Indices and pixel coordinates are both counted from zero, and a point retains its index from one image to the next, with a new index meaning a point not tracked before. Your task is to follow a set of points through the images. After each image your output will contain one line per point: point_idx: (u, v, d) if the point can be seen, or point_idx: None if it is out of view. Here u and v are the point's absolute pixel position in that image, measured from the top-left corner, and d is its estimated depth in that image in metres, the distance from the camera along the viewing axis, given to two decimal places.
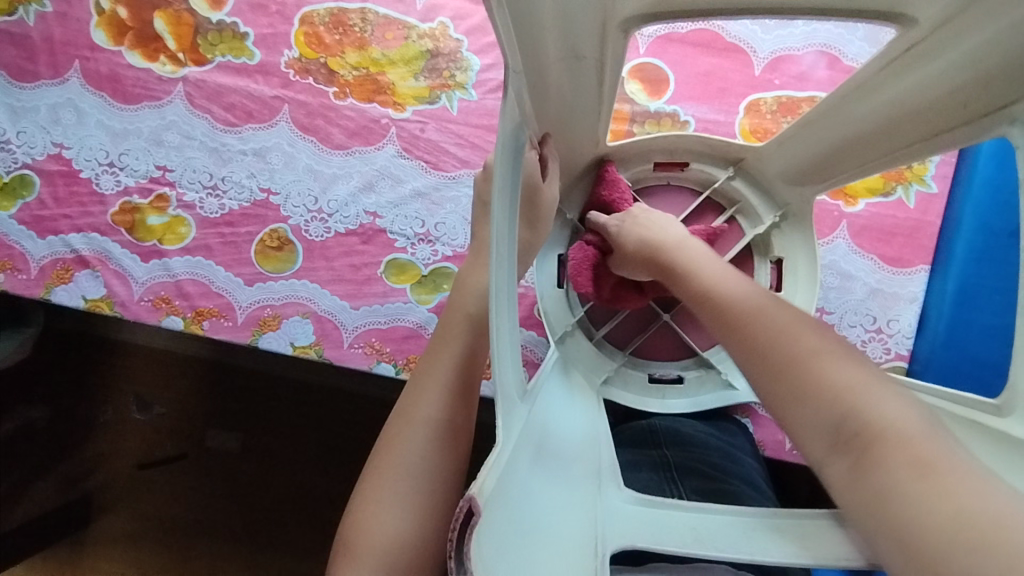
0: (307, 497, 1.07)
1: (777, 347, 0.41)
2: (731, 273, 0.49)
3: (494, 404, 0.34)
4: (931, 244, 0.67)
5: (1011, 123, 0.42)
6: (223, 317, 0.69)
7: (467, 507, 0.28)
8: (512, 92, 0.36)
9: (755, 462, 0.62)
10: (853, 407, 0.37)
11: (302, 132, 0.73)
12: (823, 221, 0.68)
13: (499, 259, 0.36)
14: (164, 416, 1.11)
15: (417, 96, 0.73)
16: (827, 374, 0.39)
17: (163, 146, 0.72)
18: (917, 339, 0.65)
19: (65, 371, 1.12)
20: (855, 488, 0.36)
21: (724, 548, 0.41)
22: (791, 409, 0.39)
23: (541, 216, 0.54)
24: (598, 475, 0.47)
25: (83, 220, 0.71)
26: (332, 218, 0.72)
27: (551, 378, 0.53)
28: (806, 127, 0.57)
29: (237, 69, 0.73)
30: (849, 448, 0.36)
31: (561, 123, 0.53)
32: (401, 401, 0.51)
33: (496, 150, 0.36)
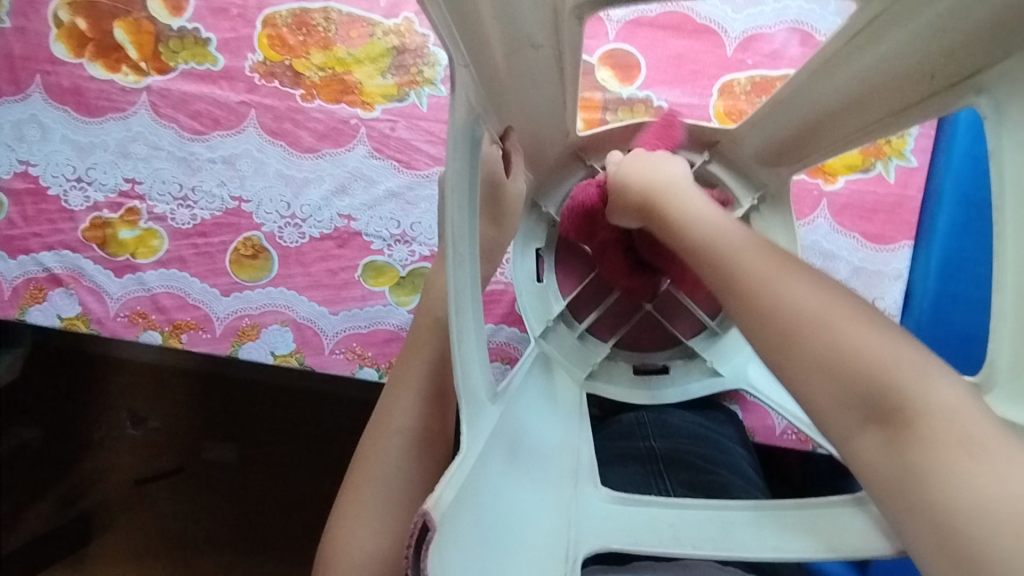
0: (304, 504, 1.06)
1: (804, 309, 0.38)
2: (734, 225, 0.46)
3: (457, 412, 0.34)
4: (915, 219, 0.66)
5: (977, 93, 0.41)
6: (201, 329, 0.68)
7: (422, 524, 0.29)
8: (460, 87, 0.35)
9: (744, 451, 0.61)
10: (890, 379, 0.34)
11: (270, 137, 0.71)
12: (803, 201, 0.67)
13: (459, 261, 0.36)
14: (158, 429, 1.10)
15: (385, 94, 0.72)
16: (860, 342, 0.36)
17: (131, 158, 0.71)
18: (904, 316, 0.65)
19: (54, 389, 1.11)
20: (895, 466, 0.33)
21: (702, 545, 0.41)
22: (813, 374, 0.36)
23: (504, 212, 0.54)
24: (576, 473, 0.47)
25: (53, 238, 0.70)
26: (305, 223, 0.70)
27: (531, 372, 0.53)
28: (774, 108, 0.57)
29: (201, 75, 0.72)
30: (886, 423, 0.34)
31: (526, 114, 0.52)
32: (376, 411, 0.51)
33: (449, 145, 0.35)
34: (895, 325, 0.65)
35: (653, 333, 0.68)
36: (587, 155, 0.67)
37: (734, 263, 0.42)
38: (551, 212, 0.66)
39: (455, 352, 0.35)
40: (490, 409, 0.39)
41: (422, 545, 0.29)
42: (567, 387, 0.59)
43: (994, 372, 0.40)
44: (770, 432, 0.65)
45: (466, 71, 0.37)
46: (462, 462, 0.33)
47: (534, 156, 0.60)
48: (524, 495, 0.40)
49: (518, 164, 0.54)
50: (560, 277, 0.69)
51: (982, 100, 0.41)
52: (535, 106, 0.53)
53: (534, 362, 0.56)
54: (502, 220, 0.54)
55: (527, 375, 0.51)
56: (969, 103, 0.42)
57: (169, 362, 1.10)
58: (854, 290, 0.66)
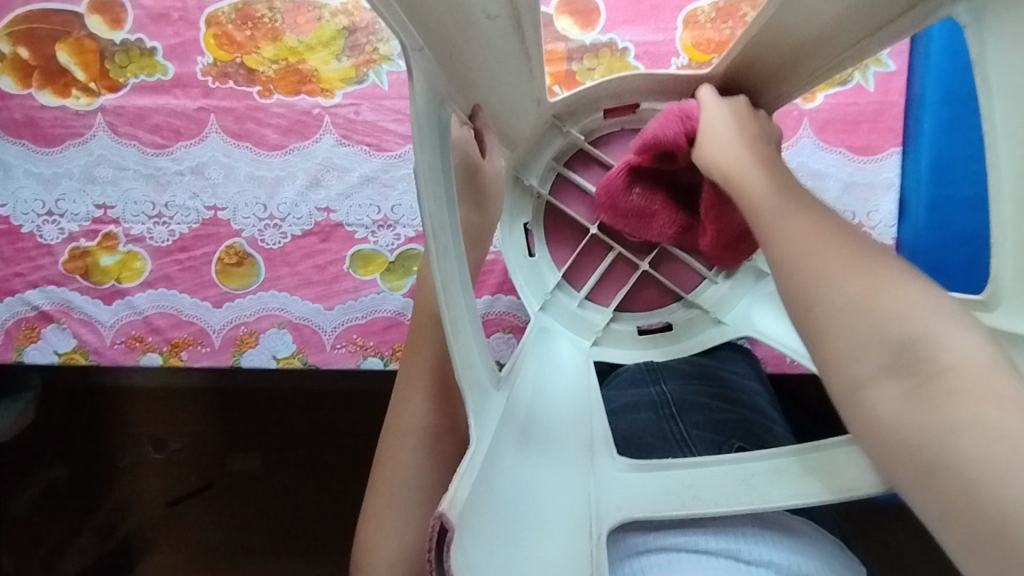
0: (334, 500, 1.08)
1: (851, 274, 0.37)
2: (792, 201, 0.43)
3: (464, 403, 0.34)
4: (899, 125, 0.65)
5: (955, 2, 0.39)
6: (200, 344, 0.68)
7: (440, 525, 0.29)
8: (416, 71, 0.35)
9: (760, 389, 0.60)
10: (923, 333, 0.33)
11: (235, 140, 0.70)
12: (784, 123, 0.66)
13: (443, 249, 0.35)
14: (181, 449, 1.11)
15: (343, 78, 0.70)
16: (900, 293, 0.35)
17: (98, 183, 0.70)
18: (900, 226, 0.64)
19: (71, 428, 1.11)
20: (913, 420, 0.32)
21: (725, 502, 0.41)
22: (843, 322, 0.36)
23: (486, 194, 0.53)
24: (591, 447, 0.46)
25: (36, 275, 0.69)
26: (285, 222, 0.69)
27: (534, 352, 0.53)
28: (746, 49, 0.55)
29: (153, 87, 0.70)
30: (909, 372, 0.33)
31: (496, 86, 0.51)
32: (389, 413, 0.51)
33: (414, 130, 0.34)
34: (893, 236, 0.64)
35: (652, 292, 0.67)
36: (563, 120, 0.65)
37: (776, 233, 0.42)
38: (532, 183, 0.65)
39: (452, 348, 0.34)
40: (491, 396, 0.38)
41: (443, 547, 0.29)
42: (575, 359, 0.59)
43: (1000, 288, 0.40)
44: (781, 361, 0.65)
45: (419, 55, 0.36)
46: (473, 457, 0.33)
47: (508, 130, 0.58)
48: (537, 481, 0.40)
49: (494, 143, 0.53)
50: (551, 248, 0.68)
51: (961, 10, 0.39)
52: (501, 80, 0.51)
53: (536, 337, 0.56)
54: (485, 203, 0.54)
55: (530, 355, 0.51)
56: (949, 14, 0.40)
57: (180, 382, 1.10)
58: (848, 207, 0.64)
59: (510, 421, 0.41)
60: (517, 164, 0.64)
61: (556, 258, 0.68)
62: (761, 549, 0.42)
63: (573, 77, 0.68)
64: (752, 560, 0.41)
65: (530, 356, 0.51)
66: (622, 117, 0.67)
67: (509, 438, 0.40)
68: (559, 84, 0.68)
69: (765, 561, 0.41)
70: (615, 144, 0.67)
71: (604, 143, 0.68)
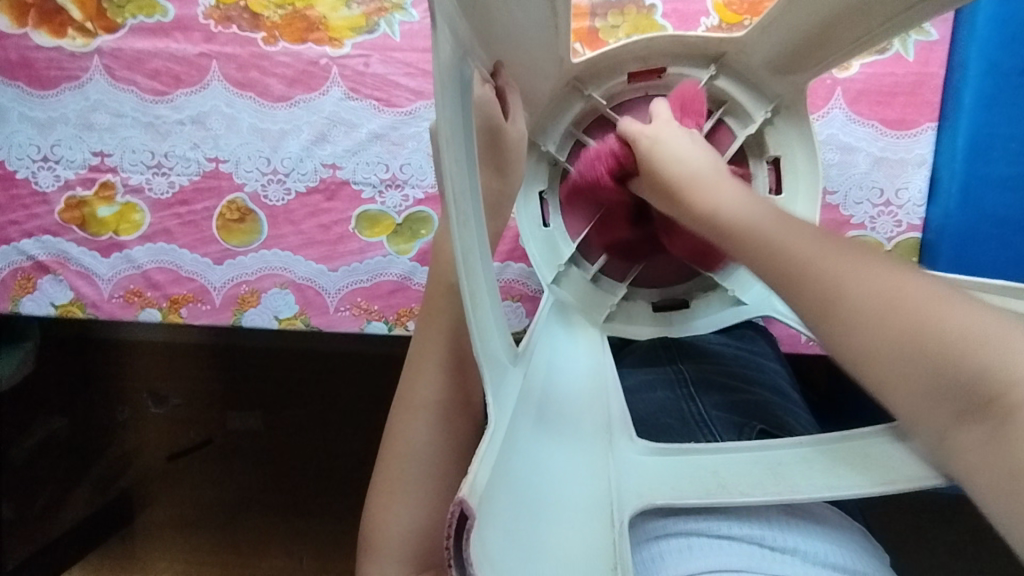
0: (334, 460, 1.08)
1: (882, 324, 0.36)
2: (800, 225, 0.41)
3: (482, 379, 0.32)
4: (936, 98, 0.61)
5: None
6: (200, 302, 0.67)
7: (459, 512, 0.27)
8: (440, 20, 0.32)
9: (780, 368, 0.59)
10: (982, 365, 0.32)
11: (237, 89, 0.66)
12: (816, 92, 0.62)
13: (464, 218, 0.33)
14: (180, 405, 1.11)
15: (353, 26, 0.66)
16: (950, 327, 0.34)
17: (95, 130, 0.67)
18: (929, 206, 0.61)
19: (70, 380, 1.10)
20: (999, 461, 0.32)
21: (752, 491, 0.39)
22: (891, 374, 0.35)
23: (507, 158, 0.50)
24: (609, 427, 0.45)
25: (31, 224, 0.68)
26: (289, 177, 0.67)
27: (547, 325, 0.51)
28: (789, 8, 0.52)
29: (153, 29, 0.66)
30: (987, 415, 0.32)
31: (519, 42, 0.48)
32: (401, 384, 0.49)
33: (437, 88, 0.31)
34: (920, 216, 0.61)
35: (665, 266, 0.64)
36: (585, 84, 0.62)
37: (786, 263, 0.40)
38: (550, 150, 0.62)
39: (468, 320, 0.32)
40: (509, 373, 0.37)
41: (463, 534, 0.27)
42: (588, 334, 0.57)
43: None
44: (797, 340, 0.63)
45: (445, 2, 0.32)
46: (492, 439, 0.31)
47: (528, 93, 0.55)
48: (554, 465, 0.39)
49: (517, 105, 0.50)
50: None
51: None
52: (525, 38, 0.48)
53: (551, 312, 0.54)
54: (507, 168, 0.51)
55: (545, 331, 0.50)
56: None
57: (182, 340, 1.10)
58: (875, 182, 0.62)
59: (527, 401, 0.39)
60: (534, 130, 0.61)
61: (571, 230, 0.64)
62: (785, 536, 0.40)
63: (596, 34, 0.64)
64: (776, 546, 0.40)
65: (546, 333, 0.50)
66: (646, 83, 0.63)
67: (525, 420, 0.38)
68: (581, 41, 0.64)
69: (792, 548, 0.40)
70: (639, 110, 0.64)
71: (626, 109, 0.64)
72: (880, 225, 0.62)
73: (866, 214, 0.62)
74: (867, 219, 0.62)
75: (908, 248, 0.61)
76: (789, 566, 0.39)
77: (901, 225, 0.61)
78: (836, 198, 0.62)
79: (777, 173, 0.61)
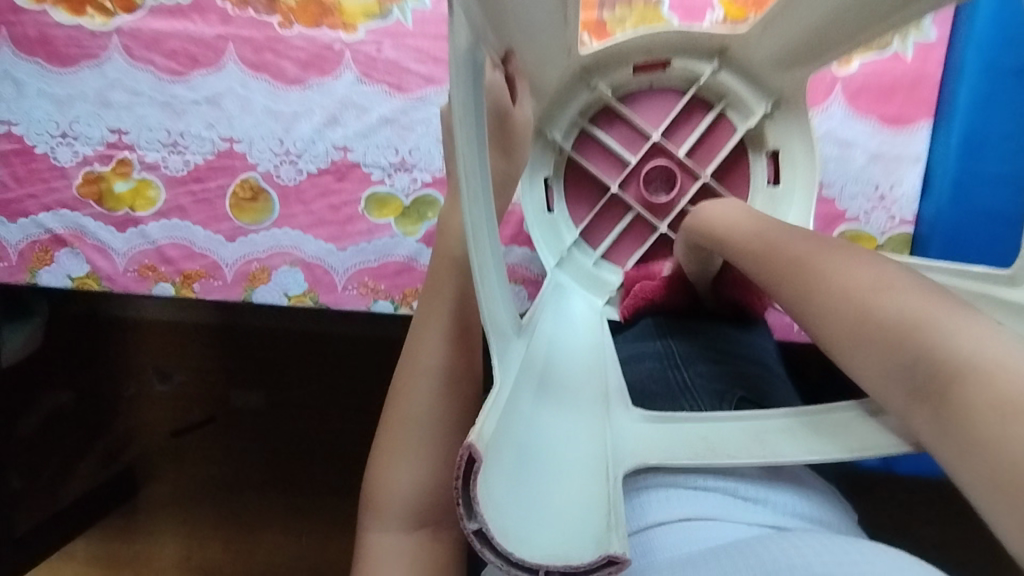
0: (335, 439, 1.10)
1: (843, 304, 0.42)
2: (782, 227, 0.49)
3: (488, 346, 0.35)
4: (934, 97, 0.63)
5: None
6: (212, 278, 0.69)
7: (468, 455, 0.30)
8: (458, 10, 0.34)
9: (769, 343, 0.61)
10: (926, 343, 0.37)
11: (253, 71, 0.68)
12: (815, 88, 0.64)
13: (474, 198, 0.35)
14: (185, 383, 1.14)
15: (367, 13, 0.68)
16: (894, 309, 0.39)
17: (113, 108, 0.69)
18: (922, 202, 0.63)
19: (81, 355, 1.14)
20: (948, 429, 0.36)
21: (737, 454, 0.43)
22: (854, 351, 0.41)
23: (514, 142, 0.52)
24: (607, 397, 0.47)
25: (49, 198, 0.70)
26: (301, 159, 0.68)
27: (550, 306, 0.53)
28: (785, 8, 0.53)
29: (171, 11, 0.68)
30: (927, 389, 0.37)
31: (528, 32, 0.49)
32: (405, 350, 0.51)
33: (452, 75, 0.33)
34: (914, 212, 0.63)
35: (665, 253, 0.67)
36: (591, 74, 0.64)
37: (771, 264, 0.47)
38: (556, 138, 0.64)
39: (479, 293, 0.35)
40: (515, 343, 0.39)
41: (469, 476, 0.30)
42: (589, 316, 0.60)
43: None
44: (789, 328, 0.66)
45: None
46: (498, 398, 0.34)
47: (537, 81, 0.57)
48: (558, 429, 0.41)
49: (525, 92, 0.52)
50: (571, 204, 0.67)
51: None
52: (534, 28, 0.50)
53: (552, 293, 0.56)
54: (513, 151, 0.53)
55: (546, 306, 0.52)
56: None
57: (189, 320, 1.12)
58: (871, 178, 0.63)
59: (530, 369, 0.41)
60: (541, 119, 0.63)
61: (575, 216, 0.67)
62: (757, 489, 0.44)
63: (604, 26, 0.65)
64: (748, 497, 0.43)
65: (547, 305, 0.53)
66: (650, 75, 0.65)
67: (529, 388, 0.40)
68: (589, 32, 0.66)
69: (761, 499, 0.43)
70: (642, 103, 0.66)
71: (630, 100, 0.67)
72: (874, 220, 0.63)
73: (861, 209, 0.63)
74: (862, 214, 0.63)
75: (901, 242, 0.63)
76: (758, 514, 0.42)
77: (895, 220, 0.63)
78: (833, 192, 0.64)
79: (775, 164, 0.64)
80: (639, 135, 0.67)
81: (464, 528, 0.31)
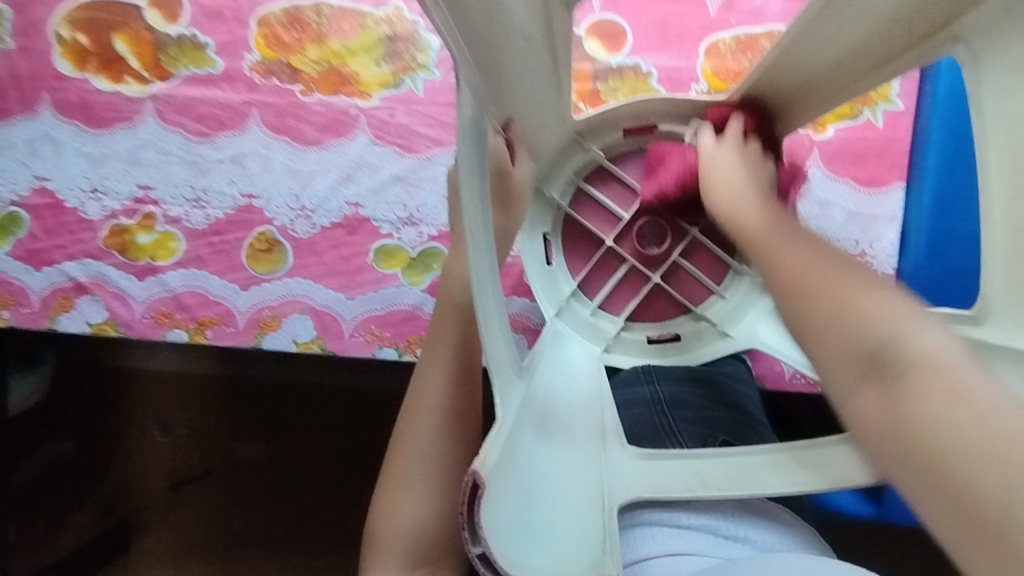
0: (333, 491, 1.10)
1: (829, 287, 0.42)
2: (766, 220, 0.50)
3: (492, 382, 0.37)
4: (905, 161, 0.68)
5: (954, 41, 0.43)
6: (225, 324, 0.72)
7: (473, 483, 0.32)
8: (463, 82, 0.38)
9: (751, 390, 0.64)
10: (888, 336, 0.37)
11: (274, 133, 0.73)
12: (796, 152, 0.69)
13: (476, 246, 0.39)
14: (186, 434, 1.14)
15: (382, 82, 0.74)
16: (871, 305, 0.39)
17: (142, 166, 0.74)
18: (900, 257, 0.67)
19: (82, 406, 1.14)
20: (890, 417, 0.36)
21: (729, 488, 0.44)
22: (817, 335, 0.41)
23: (513, 199, 0.57)
24: (603, 435, 0.49)
25: (75, 248, 0.74)
26: (315, 213, 0.73)
27: (549, 349, 0.56)
28: (765, 75, 0.58)
29: (202, 79, 0.73)
30: (881, 377, 0.37)
31: (527, 102, 0.54)
32: (410, 391, 0.53)
33: (457, 139, 0.38)
34: (893, 266, 0.67)
35: (661, 303, 0.70)
36: (586, 138, 0.68)
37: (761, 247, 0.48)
38: (554, 195, 0.69)
39: (482, 336, 0.38)
40: (516, 382, 0.42)
41: (474, 502, 0.32)
42: (586, 362, 0.62)
43: (989, 301, 0.43)
44: (779, 377, 0.68)
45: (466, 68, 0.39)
46: (501, 428, 0.36)
47: (536, 144, 0.62)
48: (556, 463, 0.43)
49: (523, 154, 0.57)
50: (569, 257, 0.71)
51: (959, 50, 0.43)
52: (533, 97, 0.55)
53: (552, 340, 0.59)
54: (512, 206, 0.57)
55: (545, 351, 0.55)
56: (947, 53, 0.44)
57: (194, 372, 1.14)
58: (852, 234, 0.68)
59: (532, 406, 0.44)
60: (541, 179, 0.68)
61: (572, 268, 0.71)
62: (738, 528, 0.46)
63: (598, 95, 0.72)
64: (729, 535, 0.45)
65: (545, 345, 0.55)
66: (640, 138, 0.70)
67: (529, 424, 0.42)
68: (584, 101, 0.72)
69: (742, 537, 0.45)
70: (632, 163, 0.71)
71: (622, 161, 0.71)
72: None
73: None
74: None
75: None
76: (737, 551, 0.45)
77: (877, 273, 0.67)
78: None
79: None
80: (630, 192, 0.71)
81: (467, 552, 0.33)
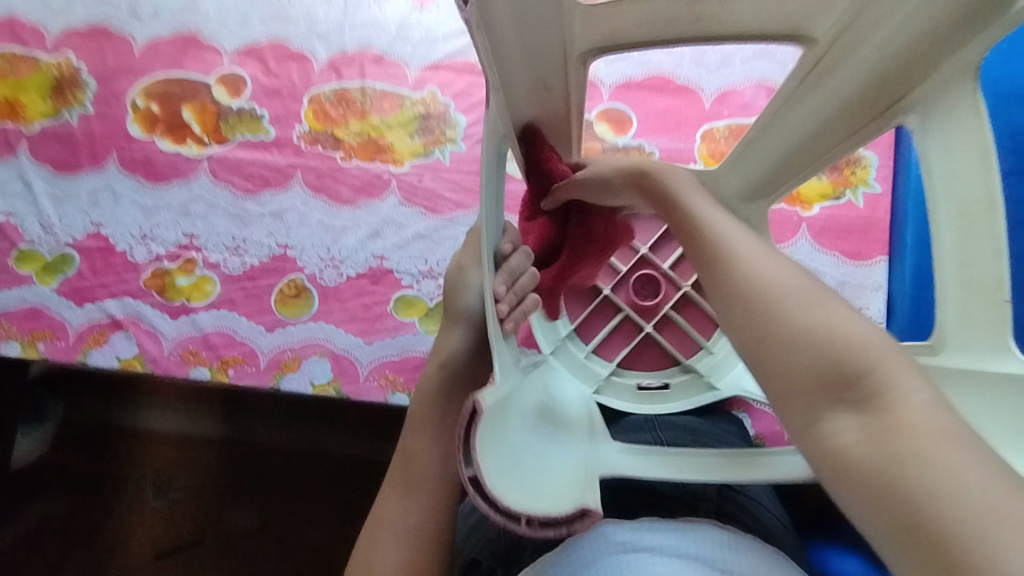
0: (323, 563, 1.08)
1: (798, 301, 0.36)
2: (727, 220, 0.44)
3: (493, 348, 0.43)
4: (885, 236, 0.75)
5: (905, 114, 0.49)
6: (247, 364, 0.76)
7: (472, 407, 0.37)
8: (494, 105, 0.46)
9: None
10: (867, 363, 0.33)
11: (314, 193, 0.81)
12: (785, 227, 0.75)
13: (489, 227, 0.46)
14: (179, 500, 1.12)
15: (414, 152, 0.83)
16: (846, 328, 0.35)
17: (191, 216, 0.81)
18: (888, 324, 0.72)
19: (78, 469, 1.13)
20: (876, 453, 0.31)
21: (693, 471, 0.47)
22: (777, 352, 0.35)
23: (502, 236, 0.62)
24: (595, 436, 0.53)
25: (118, 287, 0.79)
26: (343, 264, 0.79)
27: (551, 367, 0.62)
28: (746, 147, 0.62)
29: (255, 144, 0.83)
30: (861, 404, 0.32)
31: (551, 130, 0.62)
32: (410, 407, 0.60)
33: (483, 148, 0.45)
34: None
35: (654, 353, 0.76)
36: None
37: (716, 246, 0.41)
38: None
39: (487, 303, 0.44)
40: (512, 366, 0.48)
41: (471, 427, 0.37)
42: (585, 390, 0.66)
43: (944, 335, 0.47)
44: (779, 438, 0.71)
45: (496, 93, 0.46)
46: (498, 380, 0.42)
47: None
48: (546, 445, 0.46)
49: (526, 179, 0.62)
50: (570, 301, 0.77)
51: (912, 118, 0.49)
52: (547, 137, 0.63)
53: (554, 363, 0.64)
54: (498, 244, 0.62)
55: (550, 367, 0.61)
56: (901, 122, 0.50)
57: (196, 433, 1.14)
58: None
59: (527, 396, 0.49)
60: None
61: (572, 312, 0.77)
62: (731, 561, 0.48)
63: None
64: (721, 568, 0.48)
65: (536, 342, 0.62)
66: None
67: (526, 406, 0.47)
68: None
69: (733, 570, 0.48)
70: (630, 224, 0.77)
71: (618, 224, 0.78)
72: None
73: None
74: None
75: None
76: None
77: None
78: None
79: None
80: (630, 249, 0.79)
81: (462, 474, 0.37)
